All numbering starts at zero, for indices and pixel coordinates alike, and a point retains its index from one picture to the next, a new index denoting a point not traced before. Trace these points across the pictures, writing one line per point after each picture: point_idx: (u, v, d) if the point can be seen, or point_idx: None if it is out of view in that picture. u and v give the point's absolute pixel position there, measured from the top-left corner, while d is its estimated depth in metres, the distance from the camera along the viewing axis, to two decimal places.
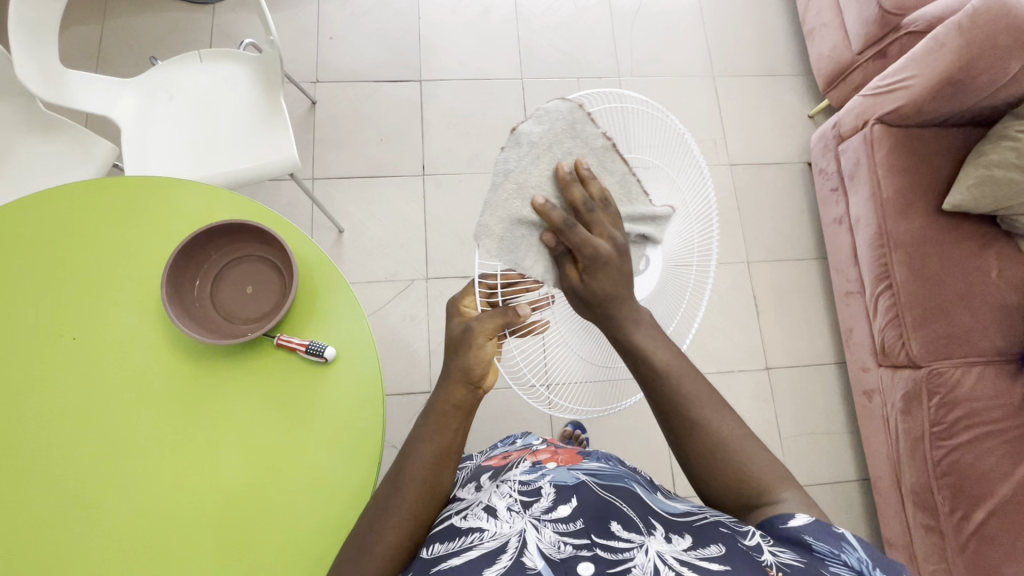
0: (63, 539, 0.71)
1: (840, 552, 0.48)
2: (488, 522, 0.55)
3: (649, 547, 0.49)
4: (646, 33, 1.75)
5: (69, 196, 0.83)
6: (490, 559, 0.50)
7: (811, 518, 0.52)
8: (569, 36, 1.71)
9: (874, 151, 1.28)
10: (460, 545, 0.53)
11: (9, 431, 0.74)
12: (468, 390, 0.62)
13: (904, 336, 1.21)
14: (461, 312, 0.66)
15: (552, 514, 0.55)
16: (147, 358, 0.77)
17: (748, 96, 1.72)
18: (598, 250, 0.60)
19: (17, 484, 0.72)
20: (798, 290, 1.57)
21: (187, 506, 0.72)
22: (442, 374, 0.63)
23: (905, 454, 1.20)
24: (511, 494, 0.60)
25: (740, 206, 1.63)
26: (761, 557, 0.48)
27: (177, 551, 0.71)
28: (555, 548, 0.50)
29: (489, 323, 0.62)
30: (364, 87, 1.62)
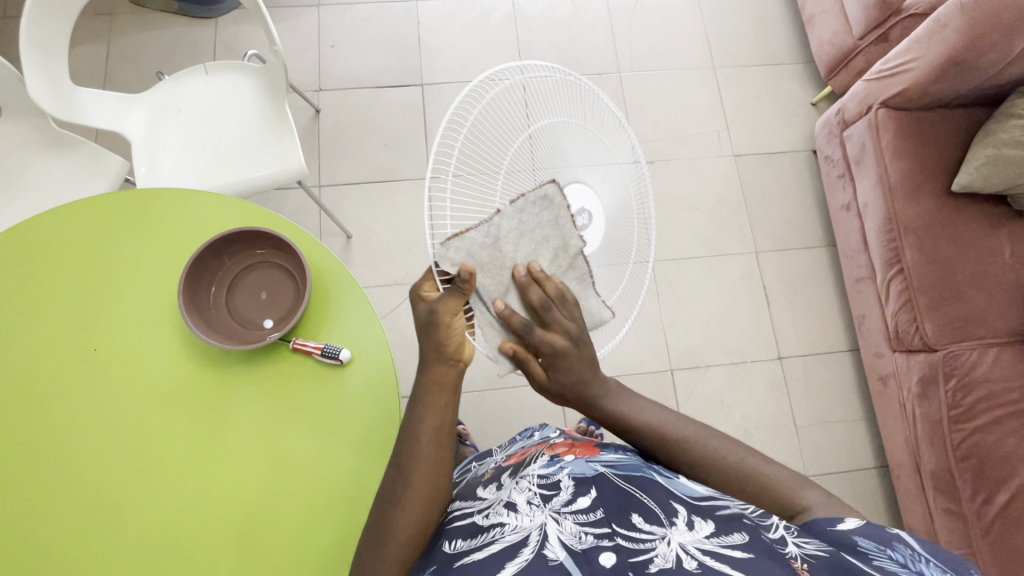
0: (85, 542, 0.72)
1: (886, 548, 0.49)
2: (509, 517, 0.56)
3: (671, 536, 0.49)
4: (645, 28, 1.75)
5: (85, 209, 0.85)
6: (511, 550, 0.50)
7: (862, 524, 0.53)
8: (568, 34, 1.72)
9: (880, 135, 1.27)
10: (483, 541, 0.54)
11: (32, 436, 0.76)
12: (439, 361, 0.61)
13: (917, 320, 1.20)
14: (423, 298, 0.63)
15: (573, 506, 0.55)
16: (163, 371, 0.78)
17: (749, 86, 1.72)
18: (555, 345, 0.66)
19: (42, 486, 0.74)
20: (808, 278, 1.56)
21: (208, 516, 0.73)
22: (422, 357, 0.62)
23: (924, 438, 1.19)
24: (529, 488, 0.60)
25: (746, 196, 1.62)
26: (785, 549, 0.48)
27: (198, 562, 0.72)
28: (577, 538, 0.50)
29: (450, 302, 0.60)
30: (366, 94, 1.63)
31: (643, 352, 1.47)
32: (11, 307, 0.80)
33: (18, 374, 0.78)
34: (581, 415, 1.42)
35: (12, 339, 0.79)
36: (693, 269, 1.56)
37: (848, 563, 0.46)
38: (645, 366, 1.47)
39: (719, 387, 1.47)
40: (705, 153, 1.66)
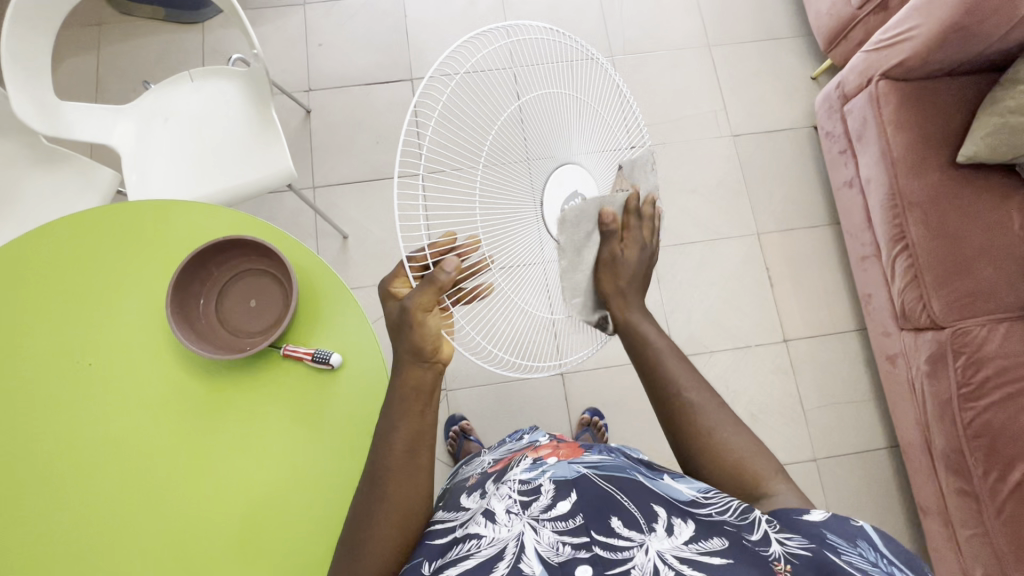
0: (89, 556, 0.74)
1: (854, 545, 0.49)
2: (486, 527, 0.56)
3: (650, 544, 0.49)
4: (636, 9, 1.71)
5: (70, 227, 0.85)
6: (486, 565, 0.50)
7: (829, 515, 0.52)
8: (557, 19, 1.69)
9: (881, 109, 1.23)
10: (458, 554, 0.54)
11: (33, 454, 0.77)
12: (412, 361, 0.60)
13: (924, 297, 1.17)
14: (394, 295, 0.63)
15: (551, 511, 0.55)
16: (155, 381, 0.79)
17: (747, 63, 1.68)
18: (625, 256, 0.67)
19: (46, 502, 0.75)
20: (813, 258, 1.53)
21: (207, 521, 0.74)
22: (397, 360, 0.61)
23: (933, 417, 1.17)
24: (509, 494, 0.60)
25: (746, 177, 1.59)
26: (768, 550, 0.48)
27: (200, 566, 0.73)
28: (554, 550, 0.51)
29: (422, 298, 0.57)
30: (356, 92, 1.62)
31: None
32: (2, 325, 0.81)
33: (15, 392, 0.79)
34: (584, 406, 1.42)
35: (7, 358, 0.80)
36: (693, 254, 1.53)
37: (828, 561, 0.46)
38: None
39: (723, 373, 1.45)
40: (702, 134, 1.62)
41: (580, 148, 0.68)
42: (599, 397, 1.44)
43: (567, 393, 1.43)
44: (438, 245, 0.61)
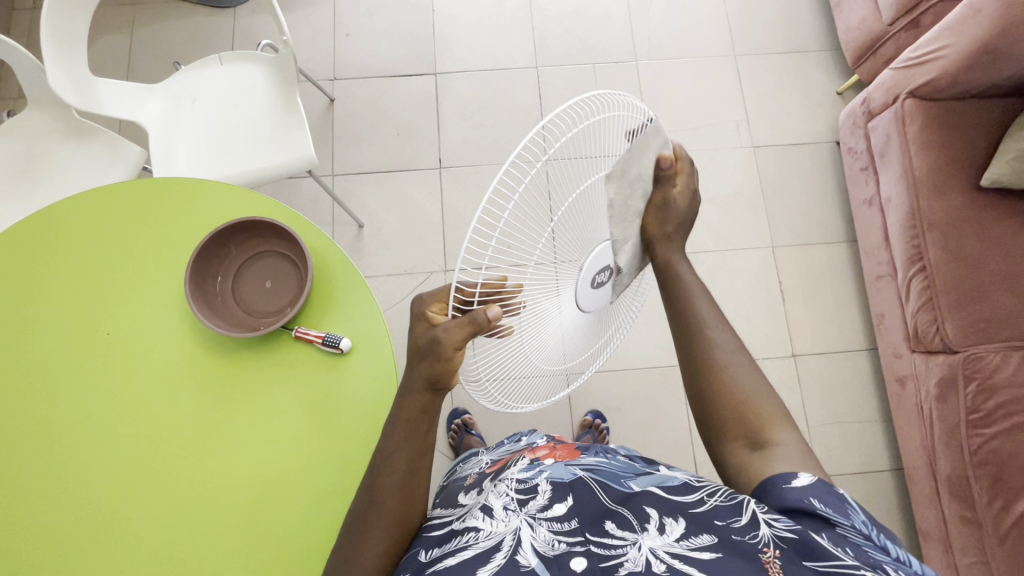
0: (98, 519, 0.76)
1: (847, 517, 0.49)
2: (483, 521, 0.57)
3: (642, 540, 0.51)
4: (664, 16, 1.70)
5: (100, 199, 0.88)
6: (483, 556, 0.52)
7: (816, 489, 0.51)
8: (584, 22, 1.69)
9: (907, 127, 1.21)
10: (455, 546, 0.55)
11: (50, 416, 0.79)
12: (429, 389, 0.57)
13: (938, 320, 1.16)
14: (427, 319, 0.54)
15: (548, 512, 0.57)
16: (163, 363, 0.81)
17: (772, 74, 1.66)
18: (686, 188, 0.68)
19: (59, 462, 0.78)
20: (827, 274, 1.52)
21: (213, 502, 0.76)
22: (407, 380, 0.58)
23: (940, 442, 1.15)
24: (506, 492, 0.61)
25: (765, 189, 1.58)
26: (756, 534, 0.49)
27: (205, 547, 0.74)
28: (550, 546, 0.52)
29: (457, 334, 0.52)
30: (381, 83, 1.64)
31: (653, 347, 1.46)
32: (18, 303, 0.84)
33: (28, 369, 0.81)
34: (586, 409, 1.43)
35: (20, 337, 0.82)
36: (706, 263, 1.53)
37: (816, 545, 0.46)
38: (654, 360, 1.46)
39: None
40: (723, 144, 1.61)
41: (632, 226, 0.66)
42: (603, 399, 1.44)
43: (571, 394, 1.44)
44: (489, 286, 0.51)
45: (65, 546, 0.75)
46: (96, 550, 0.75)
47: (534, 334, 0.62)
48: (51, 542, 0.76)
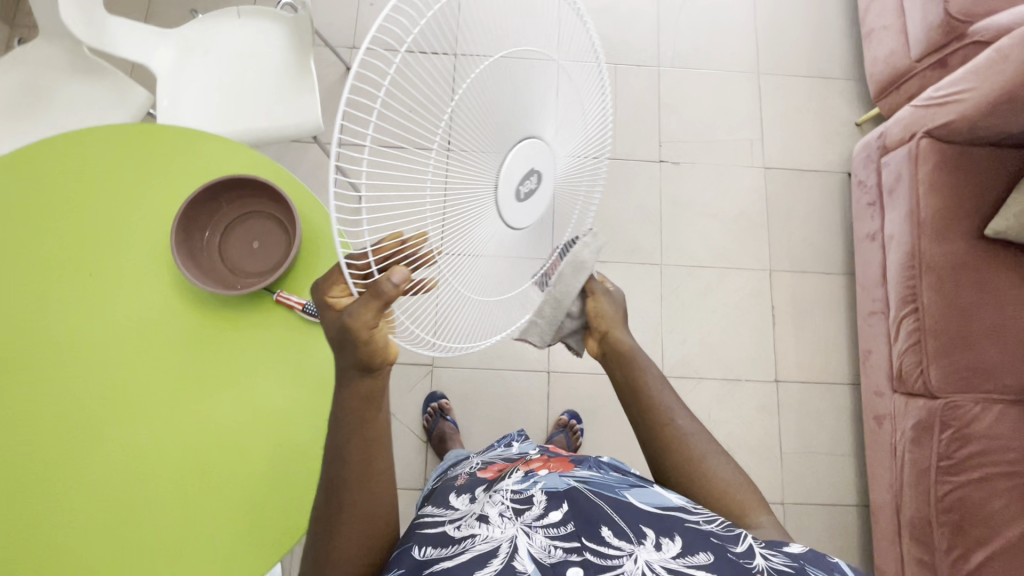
0: (55, 465, 0.76)
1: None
2: (480, 528, 0.58)
3: (638, 553, 0.53)
4: (692, 25, 1.68)
5: (92, 141, 0.86)
6: (480, 562, 0.53)
7: (809, 549, 0.54)
8: (610, 21, 1.67)
9: (919, 166, 1.20)
10: (453, 550, 0.56)
11: (19, 356, 0.79)
12: (356, 376, 0.53)
13: (923, 364, 1.16)
14: (332, 305, 0.53)
15: (544, 520, 0.58)
16: (146, 320, 0.80)
17: (793, 98, 1.65)
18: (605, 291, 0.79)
19: (23, 403, 0.78)
20: (820, 304, 1.51)
21: (185, 465, 0.76)
22: (341, 371, 0.54)
23: (908, 484, 1.16)
24: (502, 501, 0.62)
25: (770, 211, 1.57)
26: (752, 562, 0.52)
27: (174, 509, 0.75)
28: (546, 552, 0.54)
29: (364, 313, 0.48)
30: None
31: None
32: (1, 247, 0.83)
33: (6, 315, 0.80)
34: (563, 408, 1.43)
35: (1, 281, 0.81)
36: (701, 278, 1.52)
37: None
38: None
39: (709, 402, 1.45)
40: (734, 161, 1.60)
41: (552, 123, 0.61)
42: (580, 401, 1.44)
43: (549, 391, 1.44)
44: (383, 248, 0.49)
45: (19, 488, 0.75)
46: (50, 495, 0.75)
47: (465, 267, 0.55)
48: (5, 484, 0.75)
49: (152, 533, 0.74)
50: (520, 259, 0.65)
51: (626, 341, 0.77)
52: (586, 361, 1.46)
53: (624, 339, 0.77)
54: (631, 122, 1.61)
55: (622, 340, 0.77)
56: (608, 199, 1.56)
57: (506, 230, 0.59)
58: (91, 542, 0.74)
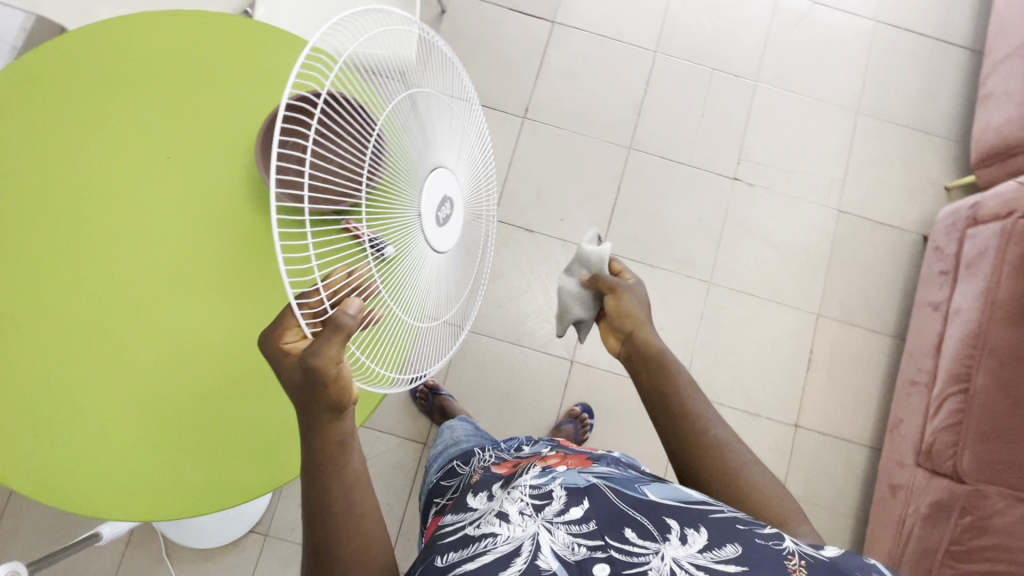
0: (89, 348, 0.77)
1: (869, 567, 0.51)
2: (500, 525, 0.55)
3: (665, 551, 0.52)
4: (802, 46, 1.60)
5: (180, 29, 0.85)
6: (503, 564, 0.50)
7: (846, 549, 0.53)
8: (719, 23, 1.59)
9: (1009, 246, 1.14)
10: (472, 551, 0.53)
11: (71, 234, 0.79)
12: (325, 416, 0.55)
13: (957, 446, 1.12)
14: (292, 353, 0.55)
15: (564, 516, 0.56)
16: (197, 231, 0.81)
17: (887, 145, 1.57)
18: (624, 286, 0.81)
19: (66, 283, 0.78)
20: (860, 361, 1.47)
21: (223, 377, 0.78)
22: (304, 416, 0.55)
23: (908, 560, 1.13)
24: (521, 498, 0.58)
25: (833, 256, 1.51)
26: (782, 545, 0.52)
27: (206, 416, 0.77)
28: (570, 549, 0.52)
29: (328, 350, 0.51)
30: (496, 12, 1.56)
31: None
32: (68, 125, 0.82)
33: (65, 195, 0.80)
34: (578, 400, 1.42)
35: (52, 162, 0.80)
36: (746, 306, 1.48)
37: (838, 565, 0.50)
38: None
39: None
40: (810, 196, 1.54)
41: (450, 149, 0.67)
42: (596, 397, 1.43)
43: (568, 380, 1.43)
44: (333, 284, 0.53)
45: (52, 365, 0.76)
46: (78, 376, 0.76)
47: (399, 286, 0.62)
48: (42, 358, 0.76)
49: (173, 441, 0.76)
50: (446, 272, 0.71)
51: (656, 344, 0.75)
52: (611, 359, 1.44)
53: (654, 342, 0.75)
54: (715, 132, 1.55)
55: (651, 341, 0.75)
56: (672, 205, 1.51)
57: (436, 254, 0.66)
58: (119, 431, 0.76)
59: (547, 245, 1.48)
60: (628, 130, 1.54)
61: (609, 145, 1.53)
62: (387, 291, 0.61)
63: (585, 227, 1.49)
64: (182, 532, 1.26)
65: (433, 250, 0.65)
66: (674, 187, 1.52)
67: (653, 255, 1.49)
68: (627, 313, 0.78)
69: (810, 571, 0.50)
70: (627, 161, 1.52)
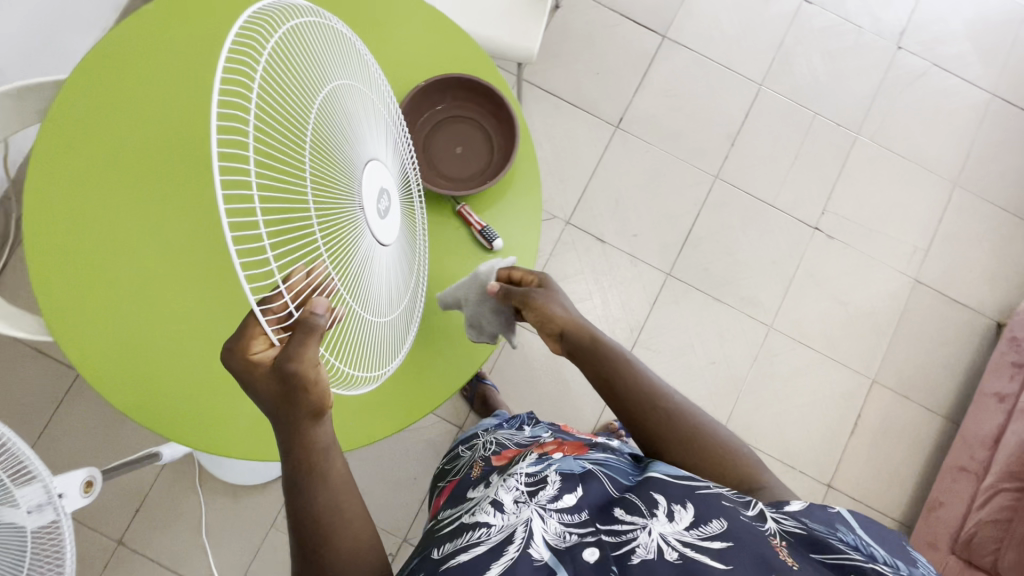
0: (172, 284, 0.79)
1: (835, 531, 0.51)
2: (494, 516, 0.59)
3: (652, 526, 0.54)
4: (910, 106, 1.56)
5: None
6: (497, 551, 0.54)
7: (808, 502, 0.54)
8: (831, 68, 1.56)
9: None
10: (466, 541, 0.57)
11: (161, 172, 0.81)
12: (306, 420, 0.54)
13: (1002, 543, 1.11)
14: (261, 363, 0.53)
15: (558, 502, 0.60)
16: None
17: (977, 223, 1.53)
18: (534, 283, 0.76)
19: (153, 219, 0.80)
20: (906, 434, 1.44)
21: None
22: (280, 425, 0.55)
23: None
24: (516, 486, 0.63)
25: (900, 324, 1.49)
26: (764, 525, 0.53)
27: None
28: (561, 537, 0.55)
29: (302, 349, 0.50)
30: (609, 16, 1.55)
31: (709, 402, 1.42)
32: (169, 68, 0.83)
33: (157, 135, 0.81)
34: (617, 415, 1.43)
35: (136, 89, 0.81)
36: (802, 357, 1.46)
37: (817, 539, 0.50)
38: None
39: None
40: (888, 260, 1.51)
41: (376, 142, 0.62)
42: None
43: None
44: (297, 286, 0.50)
45: (133, 297, 0.78)
46: (153, 311, 0.79)
47: (360, 284, 0.59)
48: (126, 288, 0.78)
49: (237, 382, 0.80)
50: (397, 268, 0.68)
51: (584, 333, 0.74)
52: None
53: (581, 331, 0.74)
54: (805, 177, 1.52)
55: (579, 332, 0.74)
56: (748, 242, 1.50)
57: (383, 249, 0.62)
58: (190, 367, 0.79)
59: (616, 258, 1.47)
60: (718, 159, 1.52)
61: (696, 170, 1.51)
62: (343, 287, 0.57)
63: (657, 247, 1.49)
64: (218, 465, 1.30)
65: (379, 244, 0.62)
66: (753, 224, 1.50)
67: (719, 288, 1.48)
68: (547, 316, 0.74)
69: (790, 550, 0.50)
70: (711, 190, 1.51)
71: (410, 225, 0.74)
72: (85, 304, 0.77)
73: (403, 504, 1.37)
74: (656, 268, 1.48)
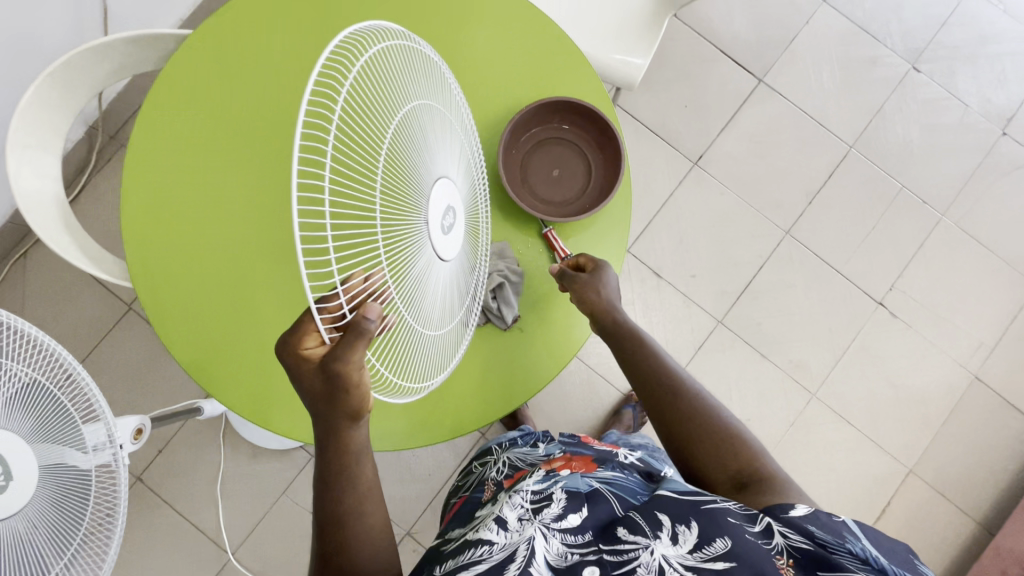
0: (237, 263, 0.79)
1: (844, 541, 0.49)
2: (498, 533, 0.58)
3: (655, 547, 0.53)
4: (1005, 196, 1.49)
5: None
6: (500, 570, 0.53)
7: (814, 509, 0.52)
8: (928, 143, 1.50)
9: None
10: (469, 557, 0.56)
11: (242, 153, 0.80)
12: (343, 422, 0.53)
13: None
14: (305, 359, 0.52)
15: (562, 522, 0.58)
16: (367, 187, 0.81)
17: None
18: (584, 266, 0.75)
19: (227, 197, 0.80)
20: (934, 532, 1.39)
21: None
22: (319, 424, 0.54)
23: None
24: (521, 504, 0.62)
25: (949, 418, 1.43)
26: (768, 544, 0.51)
27: None
28: (562, 557, 0.55)
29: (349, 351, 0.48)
30: (709, 51, 1.51)
31: None
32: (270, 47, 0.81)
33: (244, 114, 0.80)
34: None
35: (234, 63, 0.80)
36: (841, 432, 1.42)
37: (826, 557, 0.49)
38: None
39: None
40: (950, 350, 1.45)
41: (451, 158, 0.61)
42: None
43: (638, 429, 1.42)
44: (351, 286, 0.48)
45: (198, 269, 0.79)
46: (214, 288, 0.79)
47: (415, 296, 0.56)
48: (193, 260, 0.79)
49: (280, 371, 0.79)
50: (456, 286, 0.65)
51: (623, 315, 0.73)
52: None
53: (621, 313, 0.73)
54: (879, 249, 1.47)
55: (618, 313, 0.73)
56: (807, 304, 1.45)
57: (445, 264, 0.60)
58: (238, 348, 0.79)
59: (670, 295, 1.45)
60: (792, 214, 1.48)
61: (768, 222, 1.47)
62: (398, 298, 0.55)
63: (714, 291, 1.45)
64: (245, 425, 1.32)
65: (441, 260, 0.59)
66: (816, 287, 1.46)
67: (768, 345, 1.44)
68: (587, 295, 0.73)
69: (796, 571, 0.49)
70: (780, 245, 1.47)
71: (475, 244, 0.72)
72: (151, 267, 0.78)
73: (415, 497, 1.37)
74: (708, 313, 1.45)
